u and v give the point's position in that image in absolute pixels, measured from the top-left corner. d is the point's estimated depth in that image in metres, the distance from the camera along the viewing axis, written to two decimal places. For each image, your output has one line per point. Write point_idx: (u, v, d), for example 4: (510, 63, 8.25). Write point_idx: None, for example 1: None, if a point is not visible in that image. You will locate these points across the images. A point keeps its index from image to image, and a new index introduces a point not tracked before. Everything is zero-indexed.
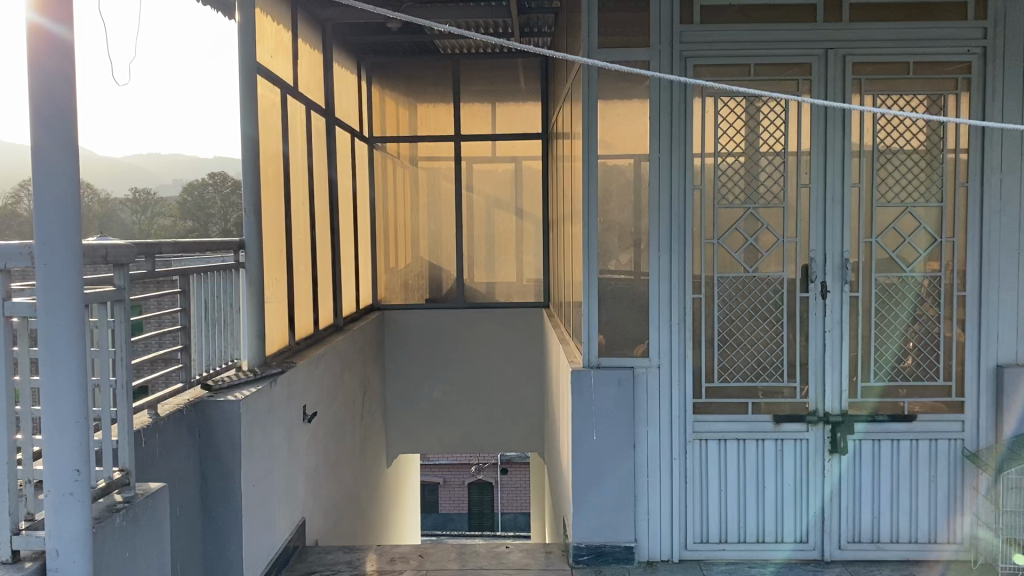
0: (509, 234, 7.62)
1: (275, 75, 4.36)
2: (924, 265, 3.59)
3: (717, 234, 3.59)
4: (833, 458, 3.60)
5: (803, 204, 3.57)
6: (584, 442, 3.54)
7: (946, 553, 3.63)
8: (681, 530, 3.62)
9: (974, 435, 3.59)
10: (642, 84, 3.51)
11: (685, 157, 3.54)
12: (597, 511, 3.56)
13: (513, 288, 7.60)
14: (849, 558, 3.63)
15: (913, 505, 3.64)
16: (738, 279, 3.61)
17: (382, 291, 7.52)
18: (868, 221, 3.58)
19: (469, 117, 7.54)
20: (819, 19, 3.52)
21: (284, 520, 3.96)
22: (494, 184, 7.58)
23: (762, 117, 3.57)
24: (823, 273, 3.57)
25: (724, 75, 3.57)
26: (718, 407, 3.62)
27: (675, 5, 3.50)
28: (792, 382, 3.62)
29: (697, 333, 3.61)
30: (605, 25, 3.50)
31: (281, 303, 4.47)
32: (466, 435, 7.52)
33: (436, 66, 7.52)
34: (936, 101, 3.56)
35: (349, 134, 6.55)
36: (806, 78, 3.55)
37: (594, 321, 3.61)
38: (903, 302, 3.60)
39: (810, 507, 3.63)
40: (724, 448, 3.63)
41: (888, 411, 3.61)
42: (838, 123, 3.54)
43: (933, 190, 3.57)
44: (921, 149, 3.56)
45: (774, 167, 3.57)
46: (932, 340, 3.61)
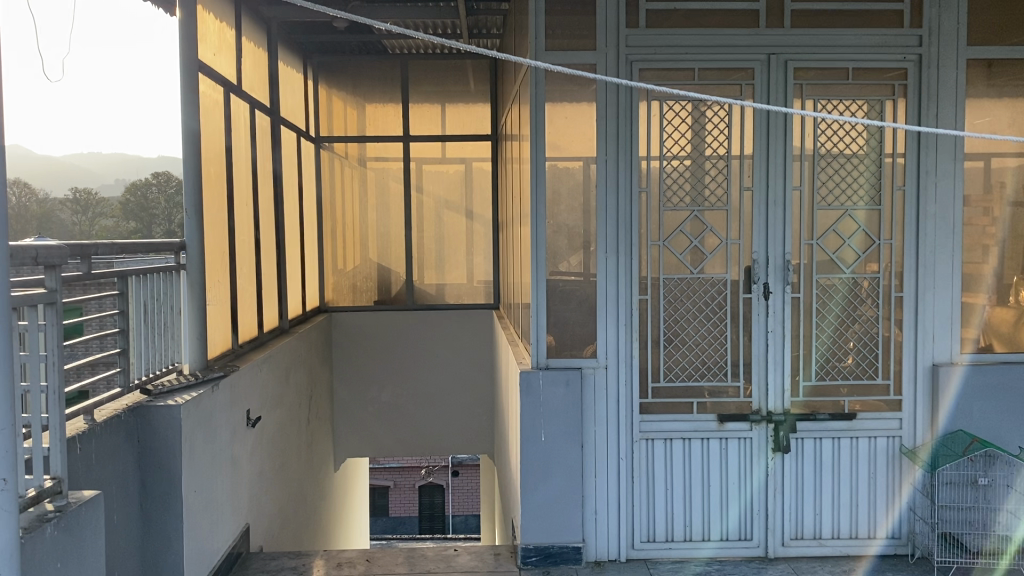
0: (459, 236, 7.59)
1: (217, 74, 4.28)
2: (863, 266, 3.67)
3: (662, 236, 3.63)
4: (776, 456, 3.67)
5: (746, 207, 3.63)
6: (532, 443, 3.53)
7: (885, 549, 3.71)
8: (629, 530, 3.65)
9: (911, 433, 3.69)
10: (588, 87, 3.54)
11: (631, 159, 3.57)
12: (546, 513, 3.55)
13: (462, 290, 7.58)
14: (792, 555, 3.70)
15: (853, 501, 3.71)
16: (684, 280, 3.65)
17: (329, 292, 7.44)
18: (809, 223, 3.65)
19: (417, 117, 7.50)
20: (761, 25, 3.59)
21: (227, 526, 3.88)
22: (444, 186, 7.56)
23: (706, 121, 3.61)
24: (766, 275, 3.64)
25: (669, 79, 3.61)
26: (663, 406, 3.66)
27: (621, 9, 3.52)
28: (735, 381, 3.68)
29: (644, 333, 3.65)
30: (551, 28, 3.51)
31: (224, 305, 4.39)
32: (415, 438, 7.48)
33: (384, 66, 7.45)
34: (875, 107, 3.65)
35: (295, 134, 6.45)
36: (749, 83, 3.61)
37: (542, 322, 3.61)
38: (844, 303, 3.68)
39: (754, 506, 3.68)
40: (670, 448, 3.66)
41: (829, 409, 3.69)
42: (780, 128, 3.60)
43: (872, 193, 3.66)
44: (861, 153, 3.65)
45: (718, 170, 3.62)
46: (870, 340, 3.69)
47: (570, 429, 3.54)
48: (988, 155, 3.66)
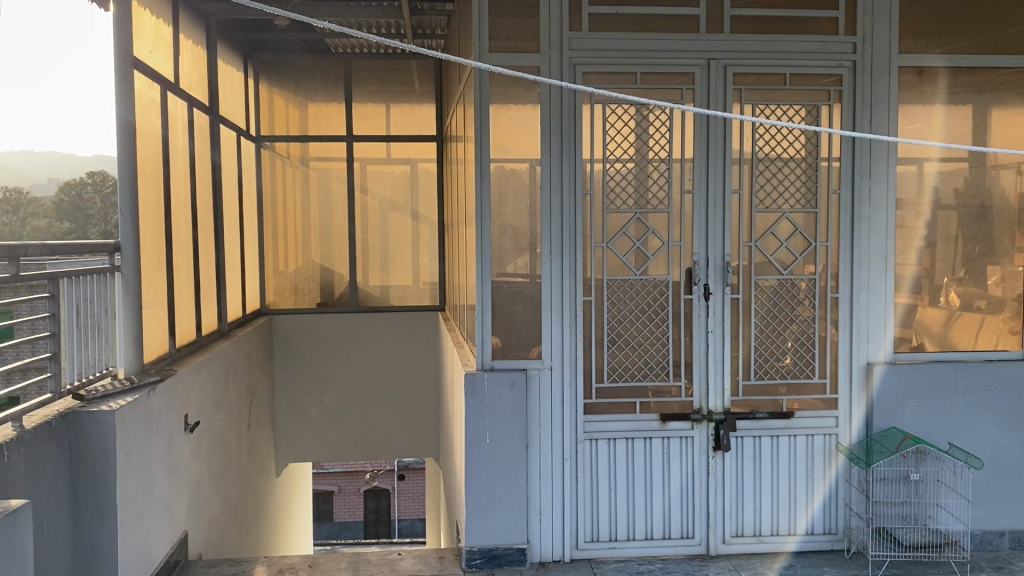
0: (404, 238, 7.54)
1: (153, 71, 4.19)
2: (801, 268, 3.75)
3: (606, 237, 3.66)
4: (716, 455, 3.73)
5: (687, 209, 3.68)
6: (477, 445, 3.52)
7: (822, 544, 3.80)
8: (573, 530, 3.67)
9: (847, 430, 3.78)
10: (532, 89, 3.55)
11: (575, 162, 3.60)
12: (490, 515, 3.55)
13: (408, 292, 7.53)
14: (732, 552, 3.76)
15: (792, 498, 3.79)
16: (627, 282, 3.68)
17: (271, 294, 7.33)
18: (748, 225, 3.72)
19: (361, 117, 7.43)
20: (702, 31, 3.64)
21: (164, 534, 3.80)
22: (389, 186, 7.49)
23: (649, 125, 3.65)
24: (706, 276, 3.70)
25: (612, 82, 3.63)
26: (607, 407, 3.69)
27: (564, 12, 3.55)
28: (677, 381, 3.73)
29: (588, 335, 3.67)
30: (495, 30, 3.51)
31: (161, 308, 4.29)
32: (360, 441, 7.42)
33: (327, 65, 7.35)
34: (812, 112, 3.73)
35: (235, 133, 6.34)
36: (689, 88, 3.66)
37: (487, 324, 3.60)
38: (783, 304, 3.75)
39: (695, 504, 3.73)
40: (614, 447, 3.69)
41: (768, 408, 3.77)
42: (719, 132, 3.66)
43: (808, 197, 3.74)
44: (798, 157, 3.72)
45: (660, 172, 3.67)
46: (808, 340, 3.78)
47: (515, 430, 3.54)
48: (920, 160, 3.77)
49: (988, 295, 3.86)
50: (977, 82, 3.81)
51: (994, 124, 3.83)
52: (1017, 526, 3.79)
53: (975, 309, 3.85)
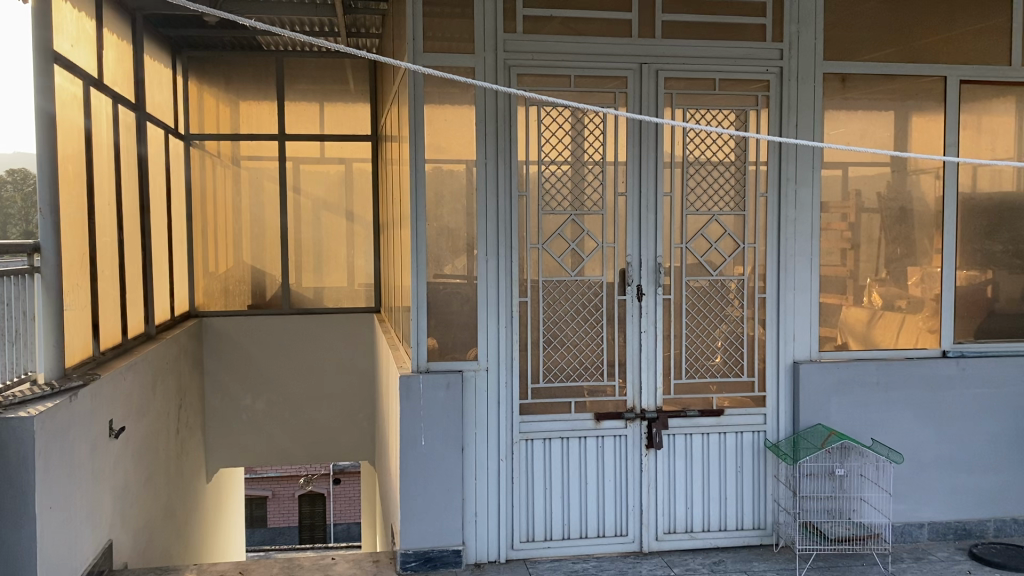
0: (338, 239, 7.45)
1: (75, 67, 4.06)
2: (730, 268, 3.83)
3: (541, 239, 3.68)
4: (649, 453, 3.78)
5: (620, 211, 3.73)
6: (411, 448, 3.49)
7: (751, 539, 3.88)
8: (508, 530, 3.68)
9: (774, 427, 3.88)
10: (467, 90, 3.54)
11: (510, 164, 3.61)
12: (425, 518, 3.53)
13: (342, 293, 7.44)
14: (665, 549, 3.81)
15: (722, 495, 3.86)
16: (563, 283, 3.71)
17: (200, 296, 7.17)
18: (679, 227, 3.78)
19: (294, 116, 7.31)
20: (634, 35, 3.69)
21: (87, 544, 3.68)
22: (323, 186, 7.39)
23: (583, 127, 3.68)
24: (639, 277, 3.75)
25: (547, 85, 3.65)
26: (543, 407, 3.71)
27: (498, 13, 3.56)
28: (611, 381, 3.77)
29: (523, 336, 3.68)
30: (429, 30, 3.50)
31: (84, 309, 4.16)
32: (294, 444, 7.32)
33: (258, 62, 7.22)
34: (741, 117, 3.81)
35: (163, 130, 6.18)
36: (622, 92, 3.70)
37: (423, 326, 3.58)
38: (713, 304, 3.83)
39: (629, 502, 3.78)
40: (548, 447, 3.72)
41: (698, 406, 3.84)
42: (651, 135, 3.72)
43: (737, 200, 3.82)
44: (727, 160, 3.80)
45: (594, 176, 3.70)
46: (737, 340, 3.86)
47: (449, 433, 3.52)
48: (844, 164, 3.89)
49: (908, 295, 3.99)
50: (898, 89, 3.94)
51: (914, 130, 3.96)
52: (936, 518, 3.93)
53: (896, 308, 3.98)
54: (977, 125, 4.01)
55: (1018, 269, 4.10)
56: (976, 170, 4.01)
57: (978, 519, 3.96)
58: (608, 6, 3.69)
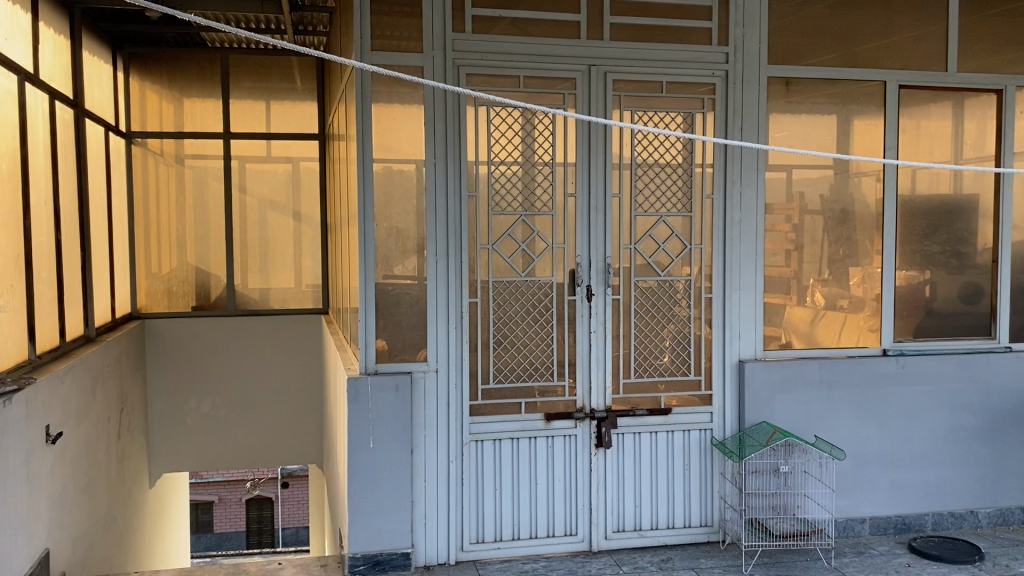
0: (285, 240, 7.33)
1: (8, 62, 3.93)
2: (678, 269, 3.87)
3: (491, 239, 3.67)
4: (598, 452, 3.81)
5: (570, 212, 3.74)
6: (360, 451, 3.46)
7: (699, 537, 3.92)
8: (458, 532, 3.66)
9: (721, 426, 3.93)
10: (415, 90, 3.52)
11: (459, 164, 3.59)
12: (374, 521, 3.50)
13: (288, 294, 7.33)
14: (615, 547, 3.83)
15: (670, 493, 3.90)
16: (512, 283, 3.71)
17: (143, 297, 7.01)
18: (628, 228, 3.81)
19: (239, 115, 7.19)
20: (582, 37, 3.71)
21: (22, 554, 3.56)
22: (269, 185, 7.27)
23: (533, 128, 3.69)
24: (588, 278, 3.77)
25: (496, 85, 3.65)
26: (493, 408, 3.71)
27: (447, 12, 3.54)
28: (561, 381, 3.78)
29: (473, 336, 3.67)
30: (377, 28, 3.47)
31: (18, 312, 4.03)
32: (240, 448, 7.22)
33: (202, 59, 7.08)
34: (688, 119, 3.86)
35: (103, 128, 6.02)
36: (571, 93, 3.72)
37: (371, 327, 3.54)
38: (661, 304, 3.86)
39: (579, 501, 3.80)
40: (499, 447, 3.72)
41: (647, 405, 3.88)
42: (600, 138, 3.74)
43: (684, 201, 3.86)
44: (674, 162, 3.84)
45: (544, 177, 3.71)
46: (684, 339, 3.90)
47: (398, 435, 3.50)
48: (788, 167, 3.96)
49: (850, 295, 4.08)
50: (839, 94, 4.02)
51: (856, 133, 4.05)
52: (877, 513, 4.03)
53: (838, 308, 4.07)
54: (916, 128, 4.11)
55: (956, 269, 4.19)
56: (915, 172, 4.10)
57: (917, 513, 4.06)
58: (557, 7, 3.70)
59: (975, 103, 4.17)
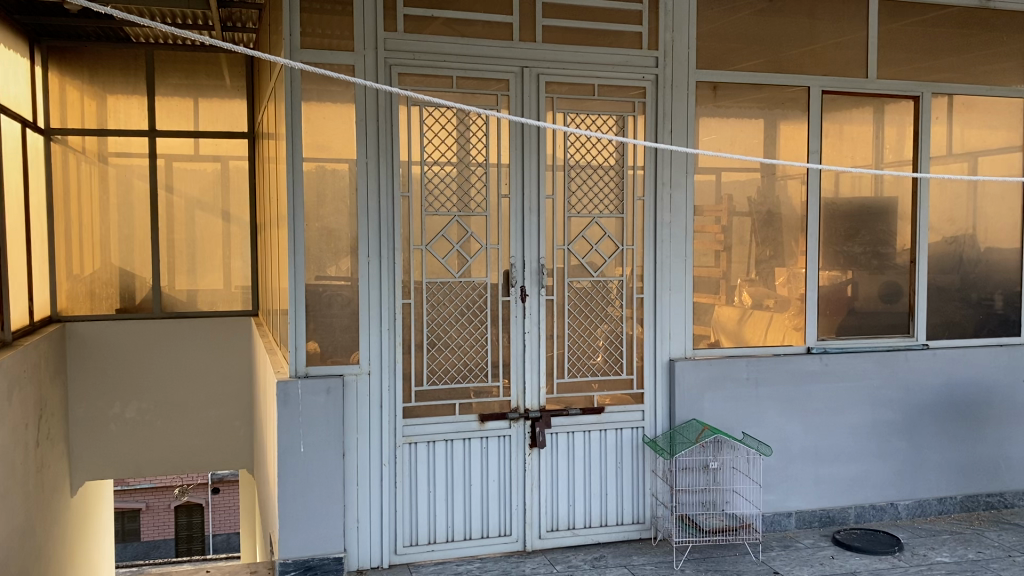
0: (214, 241, 7.15)
1: None
2: (610, 269, 3.91)
3: (425, 240, 3.65)
4: (532, 452, 3.82)
5: (504, 212, 3.75)
6: (290, 455, 3.41)
7: (631, 534, 3.97)
8: (392, 535, 3.63)
9: (652, 424, 3.99)
10: (346, 89, 3.48)
11: (391, 164, 3.56)
12: (304, 526, 3.44)
13: (217, 296, 7.16)
14: (548, 547, 3.86)
15: (604, 491, 3.94)
16: (446, 284, 3.69)
17: (63, 300, 6.79)
18: (562, 229, 3.84)
19: (165, 113, 6.99)
20: (515, 38, 3.72)
21: None
22: (197, 185, 7.08)
23: (467, 129, 3.68)
24: (522, 278, 3.78)
25: (428, 85, 3.63)
26: (427, 410, 3.69)
27: (378, 12, 3.51)
28: (495, 381, 3.79)
29: (407, 338, 3.65)
30: (307, 25, 3.42)
31: None
32: (167, 454, 7.05)
33: (126, 54, 6.87)
34: (619, 122, 3.91)
35: (18, 123, 5.79)
36: (504, 94, 3.73)
37: (302, 329, 3.49)
38: (594, 304, 3.90)
39: (513, 501, 3.81)
40: (433, 450, 3.70)
41: (580, 404, 3.91)
42: (533, 140, 3.75)
43: (616, 202, 3.91)
44: (606, 164, 3.88)
45: (478, 177, 3.71)
46: (616, 339, 3.95)
47: (330, 438, 3.45)
48: (717, 170, 4.04)
49: (776, 295, 4.18)
50: (766, 98, 4.12)
51: (782, 137, 4.15)
52: (802, 507, 4.14)
53: (765, 307, 4.16)
54: (838, 133, 4.23)
55: (876, 269, 4.32)
56: (838, 176, 4.22)
57: (841, 507, 4.19)
58: (489, 8, 3.70)
59: (894, 109, 4.32)
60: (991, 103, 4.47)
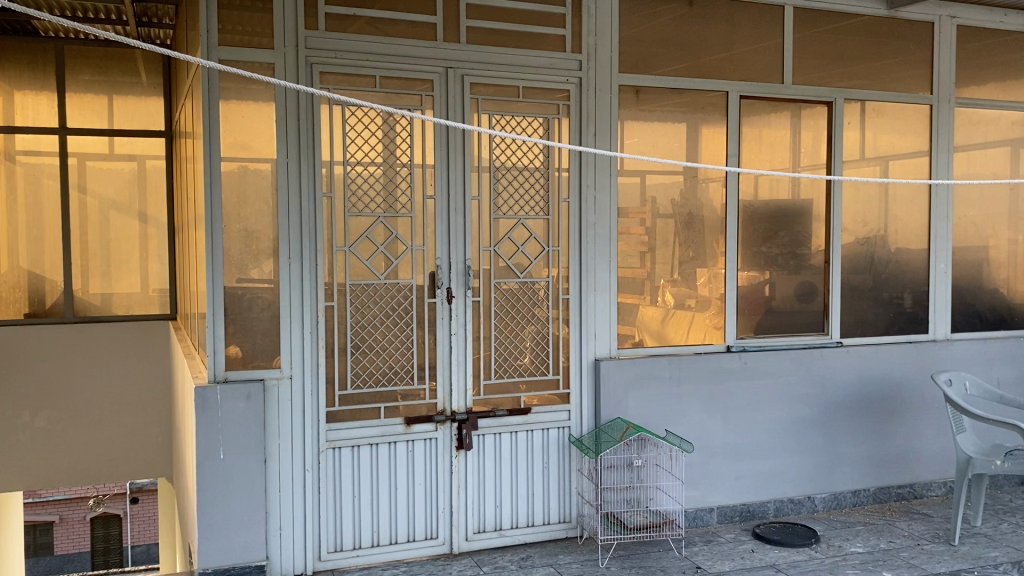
0: (129, 242, 6.87)
1: None
2: (535, 270, 3.93)
3: (349, 241, 3.60)
4: (459, 454, 3.81)
5: (429, 213, 3.72)
6: (209, 462, 3.32)
7: (557, 533, 4.00)
8: (316, 541, 3.58)
9: (578, 422, 4.02)
10: (267, 88, 3.41)
11: (313, 164, 3.50)
12: (224, 535, 3.36)
13: (133, 300, 6.87)
14: (475, 549, 3.85)
15: (530, 491, 3.96)
16: (370, 286, 3.65)
17: None
18: (488, 231, 3.84)
19: (76, 110, 6.73)
20: (439, 39, 3.70)
21: None
22: (112, 185, 6.82)
23: (391, 129, 3.65)
24: (448, 279, 3.76)
25: (351, 85, 3.59)
26: (351, 414, 3.65)
27: (299, 10, 3.45)
28: (421, 383, 3.76)
29: (330, 341, 3.59)
30: (225, 22, 3.35)
31: None
32: (81, 462, 6.84)
33: (34, 49, 6.63)
34: (544, 124, 3.93)
35: None
36: (428, 95, 3.71)
37: (220, 333, 3.41)
38: (521, 305, 3.91)
39: (438, 503, 3.79)
40: (357, 454, 3.66)
41: (507, 405, 3.92)
42: (459, 141, 3.74)
43: (542, 204, 3.93)
44: (532, 166, 3.90)
45: (403, 178, 3.68)
46: (543, 340, 3.97)
47: (251, 444, 3.38)
48: (642, 172, 4.10)
49: (697, 295, 4.26)
50: (686, 102, 4.20)
51: (703, 140, 4.24)
52: (724, 502, 4.23)
53: (687, 307, 4.24)
54: (757, 137, 4.34)
55: (793, 270, 4.45)
56: (757, 179, 4.33)
57: (760, 501, 4.30)
58: (413, 8, 3.67)
59: (810, 114, 4.45)
60: (900, 109, 4.64)
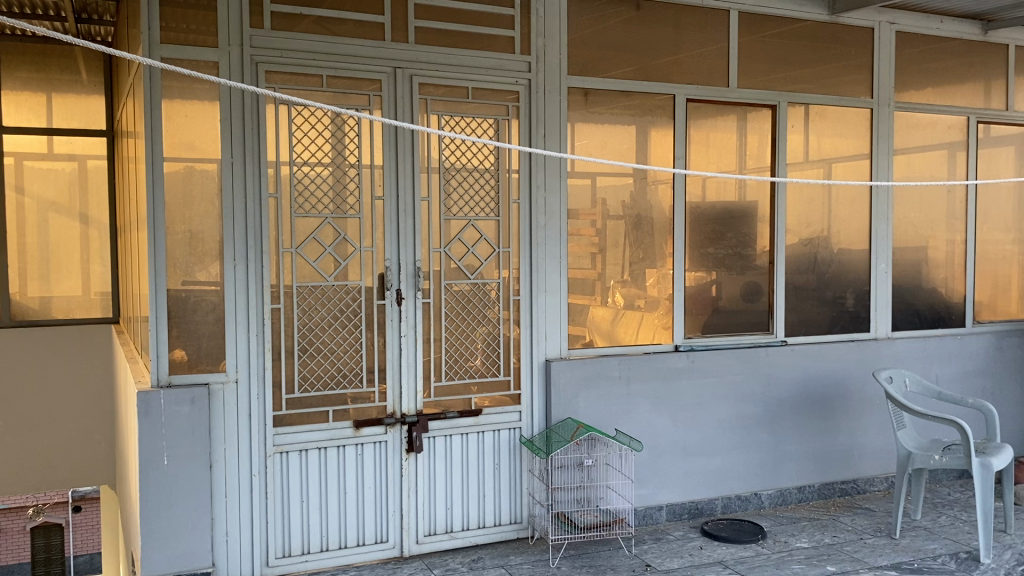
0: (70, 245, 6.67)
1: None
2: (485, 272, 3.93)
3: (295, 243, 3.55)
4: (409, 457, 3.79)
5: (378, 215, 3.69)
6: (152, 468, 3.27)
7: (508, 534, 4.01)
8: (263, 546, 3.52)
9: (529, 424, 4.04)
10: (211, 87, 3.35)
11: (258, 165, 3.45)
12: (169, 541, 3.31)
13: (73, 303, 6.68)
14: (425, 552, 3.83)
15: (481, 492, 3.95)
16: (318, 288, 3.60)
17: None
18: (437, 232, 3.82)
19: (13, 107, 6.55)
20: (387, 39, 3.68)
21: None
22: (51, 185, 6.61)
23: (339, 130, 3.60)
24: (398, 281, 3.74)
25: (298, 84, 3.54)
26: (298, 418, 3.60)
27: (244, 8, 3.40)
28: (371, 386, 3.73)
29: (277, 344, 3.54)
30: (168, 20, 3.29)
31: None
32: (22, 472, 6.71)
33: None
34: (494, 125, 3.94)
35: None
36: (376, 95, 3.68)
37: (164, 337, 3.34)
38: (471, 306, 3.91)
39: (389, 506, 3.76)
40: (305, 458, 3.61)
41: (458, 407, 3.90)
42: (407, 142, 3.71)
43: (492, 205, 3.93)
44: (482, 167, 3.89)
45: (351, 179, 3.64)
46: (494, 341, 3.97)
47: (196, 449, 3.35)
48: (592, 174, 4.13)
49: (646, 295, 4.30)
50: (635, 105, 4.24)
51: (651, 143, 4.28)
52: (672, 500, 4.28)
53: (636, 307, 4.28)
54: (704, 140, 4.40)
55: (740, 270, 4.52)
56: (704, 181, 4.40)
57: (708, 498, 4.36)
58: (361, 8, 3.64)
59: (755, 117, 4.52)
60: (842, 112, 4.75)
